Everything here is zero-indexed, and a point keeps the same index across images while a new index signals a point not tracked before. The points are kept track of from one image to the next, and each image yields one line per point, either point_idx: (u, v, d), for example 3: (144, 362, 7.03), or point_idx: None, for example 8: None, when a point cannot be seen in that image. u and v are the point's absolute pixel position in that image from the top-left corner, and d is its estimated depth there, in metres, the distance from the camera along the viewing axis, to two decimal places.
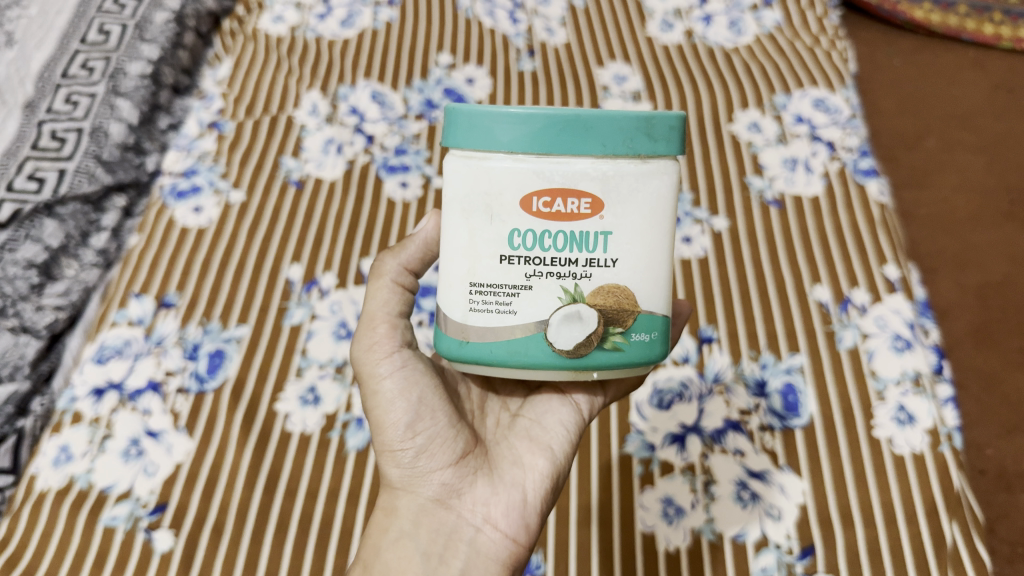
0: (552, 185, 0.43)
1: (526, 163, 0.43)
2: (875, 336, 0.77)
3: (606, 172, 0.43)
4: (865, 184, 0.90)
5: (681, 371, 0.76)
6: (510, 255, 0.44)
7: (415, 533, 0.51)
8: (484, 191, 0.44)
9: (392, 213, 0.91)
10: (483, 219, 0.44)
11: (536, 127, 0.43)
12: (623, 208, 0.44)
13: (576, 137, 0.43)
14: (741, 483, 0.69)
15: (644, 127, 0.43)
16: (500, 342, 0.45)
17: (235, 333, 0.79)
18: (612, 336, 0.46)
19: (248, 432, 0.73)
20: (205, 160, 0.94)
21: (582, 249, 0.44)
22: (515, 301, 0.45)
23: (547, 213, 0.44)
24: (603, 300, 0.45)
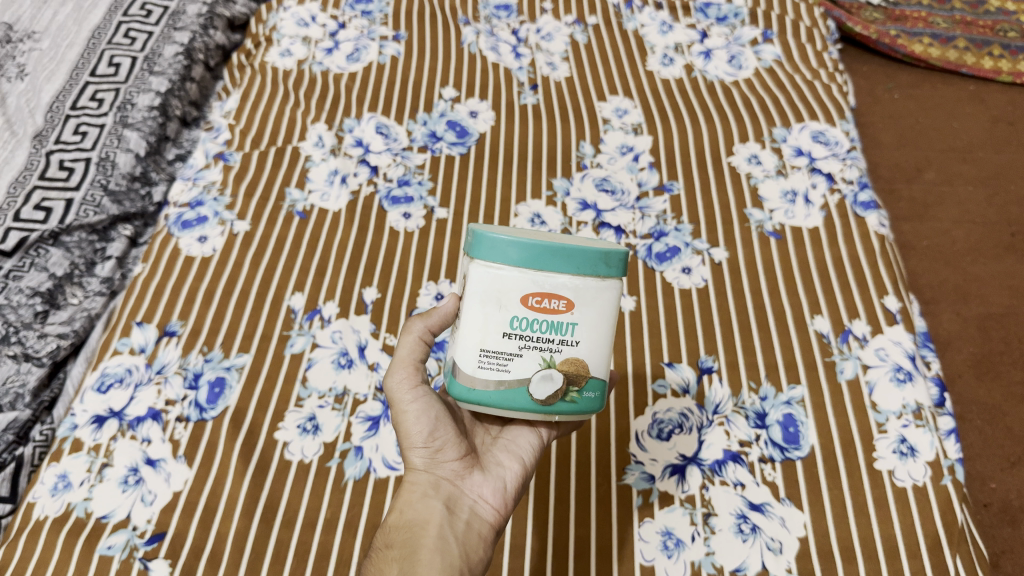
0: (543, 293, 0.51)
1: (523, 274, 0.51)
2: (876, 367, 0.77)
3: (577, 287, 0.51)
4: (865, 216, 0.90)
5: (681, 402, 0.76)
6: (508, 333, 0.51)
7: (431, 493, 0.56)
8: (491, 289, 0.51)
9: (395, 241, 0.91)
10: (493, 306, 0.51)
11: (534, 252, 0.51)
12: (588, 307, 0.52)
13: (561, 263, 0.51)
14: (741, 515, 0.68)
15: (604, 258, 0.52)
16: (492, 391, 0.53)
17: (237, 361, 0.79)
18: (570, 393, 0.53)
19: (247, 461, 0.72)
20: (210, 191, 0.95)
21: (559, 332, 0.52)
22: (511, 363, 0.52)
23: (536, 306, 0.51)
24: (566, 366, 0.52)
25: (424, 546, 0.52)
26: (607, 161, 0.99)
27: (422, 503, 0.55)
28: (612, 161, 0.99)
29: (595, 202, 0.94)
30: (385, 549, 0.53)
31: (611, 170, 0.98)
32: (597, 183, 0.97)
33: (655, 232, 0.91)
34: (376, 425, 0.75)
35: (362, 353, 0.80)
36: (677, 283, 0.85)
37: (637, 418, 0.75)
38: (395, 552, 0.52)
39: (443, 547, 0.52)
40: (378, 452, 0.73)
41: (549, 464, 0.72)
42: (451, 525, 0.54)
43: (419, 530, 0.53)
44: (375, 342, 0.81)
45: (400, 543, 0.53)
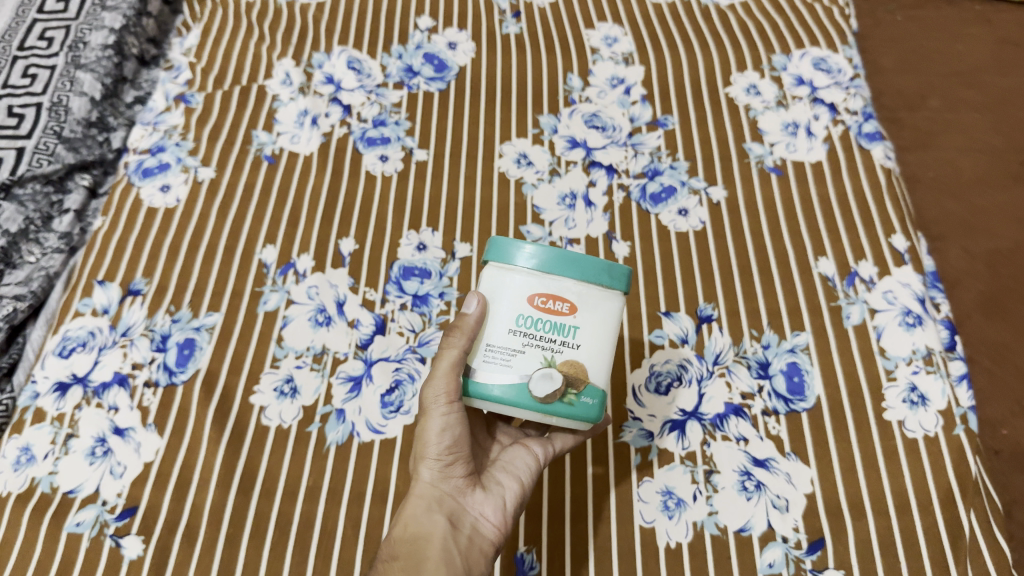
0: (549, 294, 0.52)
1: (531, 276, 0.53)
2: (884, 311, 0.73)
3: (582, 293, 0.53)
4: (870, 149, 0.85)
5: (679, 353, 0.72)
6: (513, 329, 0.52)
7: (437, 506, 0.54)
8: (503, 288, 0.53)
9: (373, 187, 0.85)
10: (501, 303, 0.53)
11: (542, 256, 0.53)
12: (591, 314, 0.53)
13: (565, 267, 0.53)
14: (745, 472, 0.65)
15: (607, 270, 0.54)
16: (495, 383, 0.52)
17: (207, 321, 0.74)
18: (569, 395, 0.53)
19: (222, 428, 0.68)
20: (171, 136, 0.89)
21: (562, 334, 0.52)
22: (514, 358, 0.52)
23: (542, 307, 0.52)
24: (566, 367, 0.52)
25: (431, 561, 0.50)
26: (596, 95, 0.93)
27: (427, 515, 0.53)
28: (601, 95, 0.93)
29: (584, 139, 0.89)
30: (389, 563, 0.51)
31: (601, 105, 0.92)
32: (586, 119, 0.91)
33: (649, 171, 0.85)
34: (358, 386, 0.70)
35: (341, 310, 0.75)
36: (673, 227, 0.81)
37: (634, 371, 0.71)
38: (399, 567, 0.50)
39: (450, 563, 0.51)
40: (361, 415, 0.69)
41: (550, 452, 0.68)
42: (454, 539, 0.53)
43: (424, 544, 0.51)
44: (354, 297, 0.76)
45: (405, 557, 0.51)
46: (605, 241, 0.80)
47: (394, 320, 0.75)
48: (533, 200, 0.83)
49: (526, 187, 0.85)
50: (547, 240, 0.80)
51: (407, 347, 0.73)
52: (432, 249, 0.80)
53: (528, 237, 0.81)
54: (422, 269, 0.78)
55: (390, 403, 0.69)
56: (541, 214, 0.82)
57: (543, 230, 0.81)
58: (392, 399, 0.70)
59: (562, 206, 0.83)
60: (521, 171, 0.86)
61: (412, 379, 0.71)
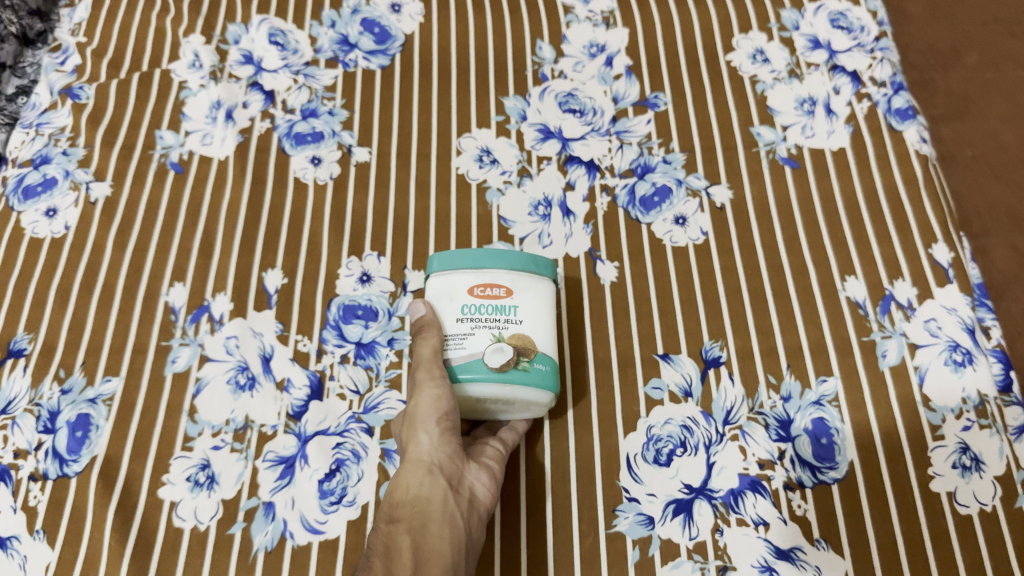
0: (485, 283, 0.55)
1: (466, 271, 0.55)
2: (926, 347, 0.60)
3: (515, 277, 0.55)
4: (901, 130, 0.71)
5: (681, 411, 0.59)
6: (460, 318, 0.54)
7: (437, 467, 0.51)
8: (444, 285, 0.56)
9: (304, 199, 0.70)
10: (445, 302, 0.55)
11: (470, 254, 0.56)
12: (527, 295, 0.55)
13: (491, 258, 0.55)
14: (766, 567, 0.54)
15: (531, 259, 0.56)
16: (453, 365, 0.53)
17: (104, 389, 0.61)
18: (522, 362, 0.53)
19: (124, 535, 0.55)
20: (57, 142, 0.73)
21: (504, 314, 0.54)
22: (466, 341, 0.54)
23: (481, 295, 0.55)
24: (514, 340, 0.54)
25: (438, 525, 0.49)
26: (572, 68, 0.77)
27: (428, 476, 0.51)
28: (579, 68, 0.77)
29: (558, 127, 0.74)
30: (391, 525, 0.50)
31: (579, 81, 0.76)
32: (560, 100, 0.75)
33: (638, 167, 0.71)
34: (291, 470, 0.58)
35: (268, 368, 0.62)
36: (669, 240, 0.67)
37: (627, 437, 0.58)
38: (405, 528, 0.49)
39: (456, 527, 0.49)
40: (295, 509, 0.56)
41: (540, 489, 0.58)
42: (456, 497, 0.51)
43: (429, 505, 0.50)
44: (284, 349, 0.62)
45: (410, 518, 0.49)
46: (588, 261, 0.66)
47: (334, 378, 0.61)
48: (500, 211, 0.69)
49: (490, 192, 0.70)
50: None
51: (350, 414, 0.60)
52: (378, 280, 0.66)
53: None
54: (367, 308, 0.64)
55: (330, 493, 0.57)
56: (509, 228, 0.68)
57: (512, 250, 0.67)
58: (332, 487, 0.57)
59: (534, 216, 0.69)
60: (484, 172, 0.71)
61: (356, 458, 0.58)
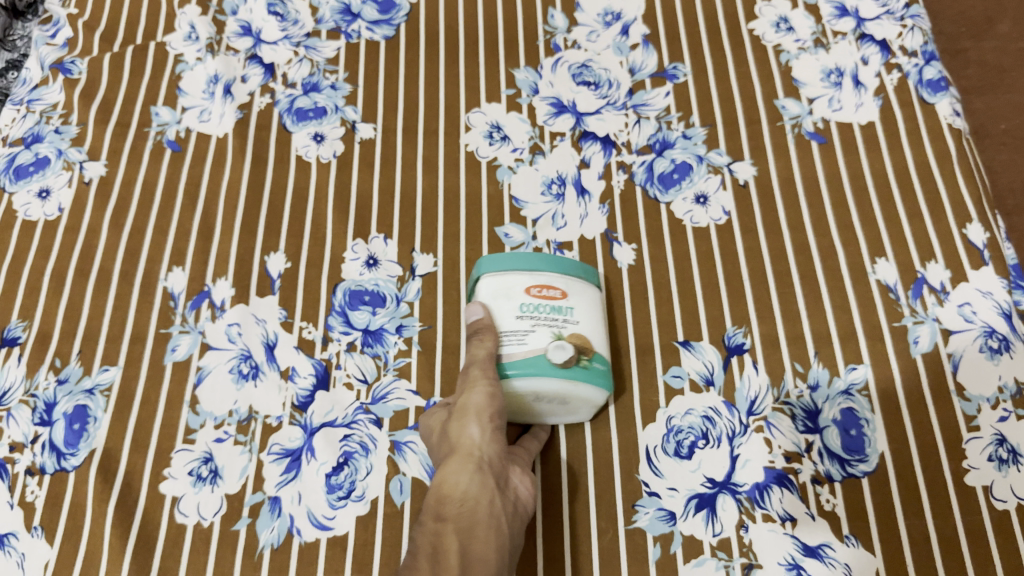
0: (541, 283, 0.54)
1: (521, 272, 0.54)
2: (961, 333, 0.57)
3: (568, 280, 0.55)
4: (933, 102, 0.67)
5: (703, 401, 0.57)
6: (518, 316, 0.53)
7: (484, 466, 0.50)
8: (497, 285, 0.54)
9: (307, 178, 0.67)
10: (500, 301, 0.54)
11: (524, 257, 0.55)
12: (580, 299, 0.55)
13: (545, 263, 0.55)
14: (794, 565, 0.51)
15: (582, 267, 0.56)
16: (513, 362, 0.52)
17: (101, 379, 0.58)
18: (582, 360, 0.52)
19: (125, 532, 0.53)
20: (49, 120, 0.70)
21: (561, 314, 0.53)
22: (527, 339, 0.52)
23: (538, 295, 0.54)
24: (574, 338, 0.52)
25: (486, 528, 0.48)
26: (586, 37, 0.74)
27: (477, 474, 0.50)
28: (593, 38, 0.74)
29: (572, 101, 0.70)
30: (439, 523, 0.49)
31: (593, 51, 0.73)
32: (574, 72, 0.72)
33: (656, 143, 0.67)
34: (297, 463, 0.55)
35: (272, 356, 0.59)
36: (689, 220, 0.64)
37: (647, 428, 0.56)
38: (453, 527, 0.48)
39: (503, 528, 0.49)
40: (301, 504, 0.54)
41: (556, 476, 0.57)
42: (504, 496, 0.50)
43: (478, 504, 0.49)
44: (288, 336, 0.60)
45: (459, 518, 0.49)
46: (604, 243, 0.63)
47: (340, 367, 0.59)
48: (511, 189, 0.66)
49: (501, 170, 0.67)
50: (531, 245, 0.64)
51: (358, 405, 0.57)
52: (385, 263, 0.63)
53: (506, 242, 0.64)
54: (373, 294, 0.62)
55: (338, 487, 0.54)
56: (522, 208, 0.65)
57: (525, 232, 0.64)
58: (339, 482, 0.55)
59: (547, 195, 0.66)
60: (494, 148, 0.68)
61: (365, 450, 0.56)
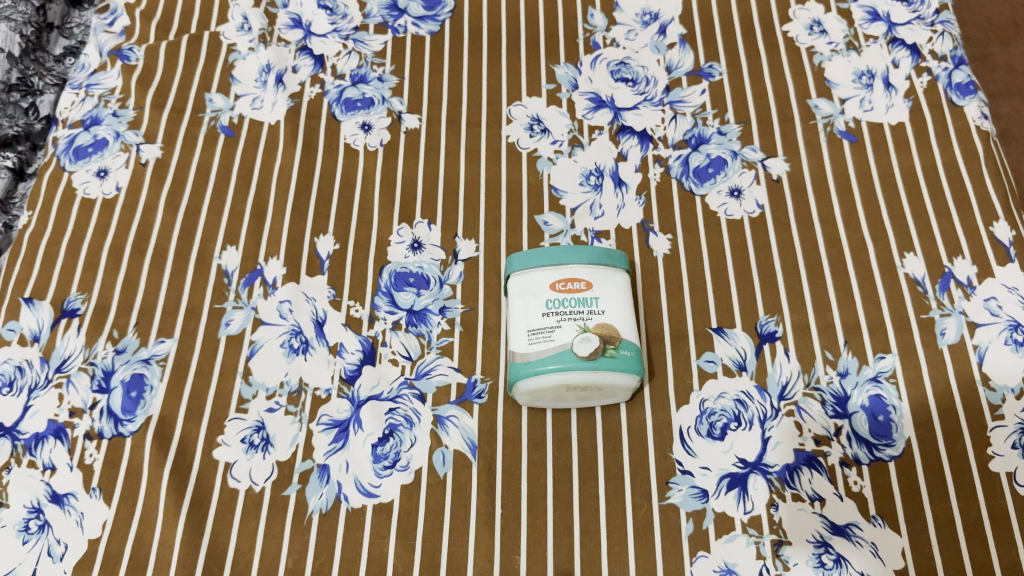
0: (565, 279, 0.56)
1: (547, 268, 0.56)
2: (987, 326, 0.59)
3: (592, 271, 0.57)
4: (962, 105, 0.69)
5: (736, 385, 0.59)
6: (545, 312, 0.55)
7: None
8: (526, 283, 0.57)
9: (355, 165, 0.70)
10: (528, 298, 0.56)
11: (548, 253, 0.57)
12: (606, 287, 0.56)
13: (568, 256, 0.56)
14: (822, 543, 0.53)
15: (606, 254, 0.57)
16: (541, 356, 0.54)
17: (158, 350, 0.61)
18: (608, 349, 0.54)
19: (180, 495, 0.56)
20: (108, 103, 0.73)
21: (586, 305, 0.55)
22: (554, 334, 0.54)
23: (563, 289, 0.56)
24: (600, 329, 0.54)
25: None
26: (625, 36, 0.76)
27: None
28: (631, 37, 0.76)
29: (611, 96, 0.73)
30: None
31: (632, 49, 0.75)
32: (612, 69, 0.74)
33: (692, 138, 0.70)
34: (344, 434, 0.58)
35: (321, 332, 0.62)
36: (723, 213, 0.66)
37: (681, 410, 0.58)
38: None
39: None
40: (349, 473, 0.56)
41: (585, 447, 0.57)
42: None
43: None
44: (336, 314, 0.62)
45: None
46: (640, 233, 0.65)
47: (386, 344, 0.61)
48: (551, 180, 0.68)
49: (541, 161, 0.69)
50: (569, 233, 0.66)
51: (402, 380, 0.60)
52: (429, 247, 0.65)
53: (545, 229, 0.66)
54: (418, 276, 0.64)
55: (384, 457, 0.57)
56: (561, 198, 0.67)
57: (564, 221, 0.66)
58: (385, 452, 0.57)
59: (586, 186, 0.68)
60: (535, 141, 0.71)
61: (409, 424, 0.58)
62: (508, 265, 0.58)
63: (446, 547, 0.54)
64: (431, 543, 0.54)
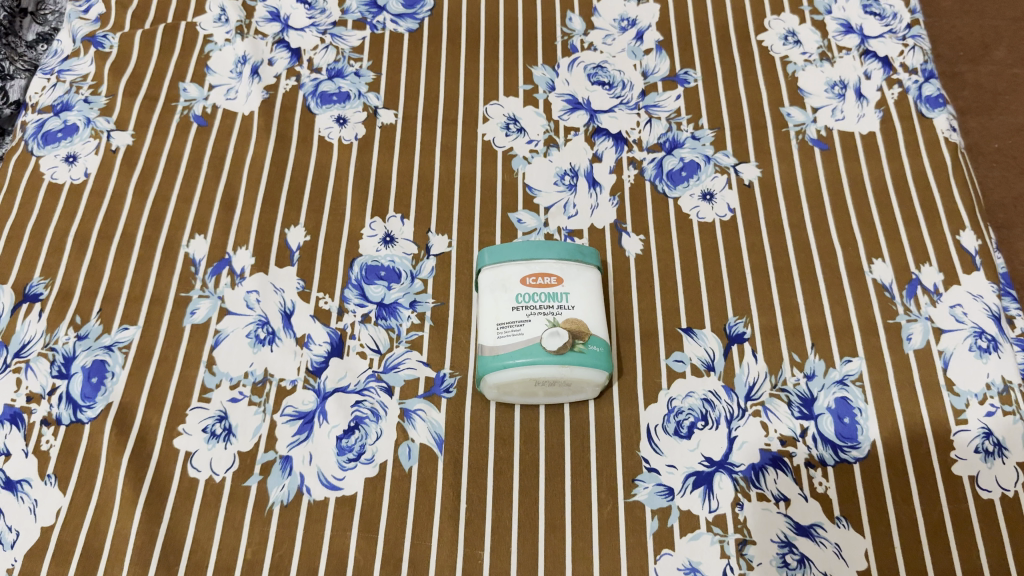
0: (536, 273, 0.56)
1: (518, 263, 0.56)
2: (952, 332, 0.60)
3: (563, 266, 0.56)
4: (931, 117, 0.70)
5: (704, 384, 0.59)
6: (515, 305, 0.55)
7: None
8: (497, 277, 0.56)
9: (328, 158, 0.69)
10: (499, 292, 0.56)
11: (519, 247, 0.57)
12: (577, 283, 0.56)
13: (539, 251, 0.56)
14: (786, 542, 0.53)
15: (577, 250, 0.57)
16: (511, 349, 0.53)
17: (121, 337, 0.60)
18: (577, 344, 0.54)
19: (138, 484, 0.55)
20: (79, 89, 0.72)
21: (557, 300, 0.55)
22: (523, 327, 0.54)
23: (534, 284, 0.55)
24: (569, 324, 0.54)
25: None
26: (602, 40, 0.77)
27: None
28: (609, 41, 0.77)
29: (587, 98, 0.73)
30: None
31: (609, 53, 0.76)
32: (590, 72, 0.75)
33: (666, 142, 0.70)
34: (309, 425, 0.57)
35: (289, 323, 0.61)
36: (696, 215, 0.66)
37: (648, 408, 0.58)
38: None
39: None
40: (312, 464, 0.55)
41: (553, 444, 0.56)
42: None
43: None
44: (304, 305, 0.62)
45: None
46: (613, 233, 0.66)
47: (354, 337, 0.60)
48: (525, 178, 0.68)
49: (516, 160, 0.70)
50: (542, 232, 0.66)
51: (370, 372, 0.59)
52: (401, 241, 0.65)
53: (518, 227, 0.66)
54: (389, 269, 0.64)
55: (348, 450, 0.56)
56: (535, 197, 0.67)
57: (537, 219, 0.66)
58: (350, 444, 0.56)
59: (560, 185, 0.68)
60: (510, 139, 0.71)
61: (375, 416, 0.57)
62: (479, 260, 0.58)
63: (408, 540, 0.53)
64: (393, 537, 0.53)
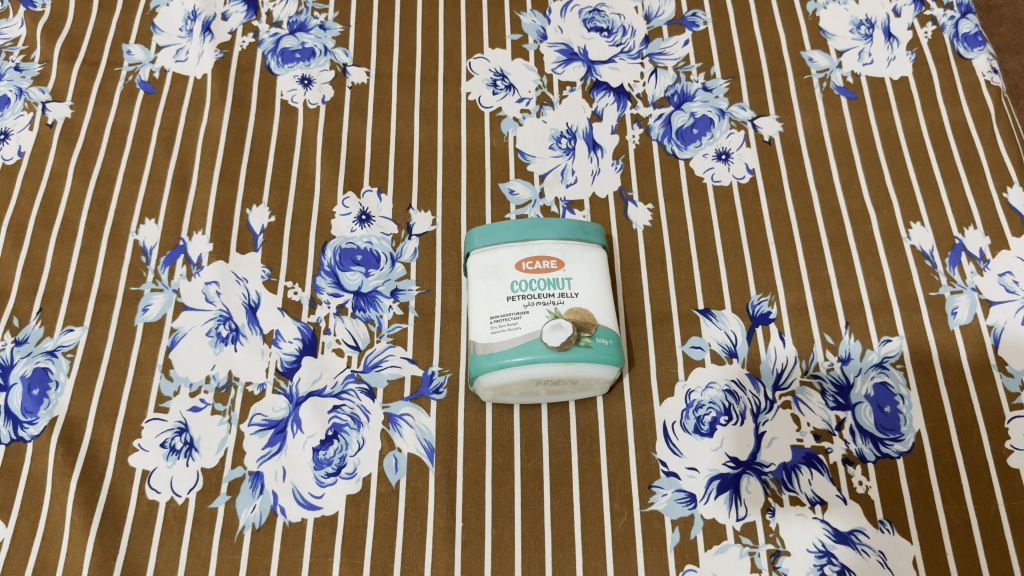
0: (533, 256, 0.49)
1: (512, 246, 0.49)
2: (1002, 304, 0.53)
3: (564, 247, 0.49)
4: (969, 58, 0.62)
5: (725, 373, 0.52)
6: (510, 296, 0.48)
7: None
8: (488, 262, 0.49)
9: (293, 126, 0.61)
10: (490, 279, 0.48)
11: (513, 227, 0.50)
12: (580, 267, 0.49)
13: (535, 231, 0.49)
14: (824, 552, 0.47)
15: (578, 227, 0.50)
16: (506, 348, 0.47)
17: (65, 340, 0.53)
18: (583, 338, 0.47)
19: (89, 509, 0.48)
20: (9, 56, 0.64)
21: (557, 288, 0.48)
22: (520, 321, 0.47)
23: (531, 270, 0.48)
24: (573, 315, 0.47)
25: None
26: None
27: None
28: None
29: (584, 47, 0.65)
30: None
31: None
32: (585, 17, 0.66)
33: (674, 95, 0.62)
34: (281, 436, 0.50)
35: (254, 318, 0.54)
36: (710, 178, 0.59)
37: (664, 403, 0.51)
38: None
39: None
40: (286, 481, 0.49)
41: (558, 450, 0.50)
42: None
43: None
44: (271, 297, 0.55)
45: None
46: (617, 202, 0.58)
47: (329, 332, 0.53)
48: (517, 142, 0.61)
49: (505, 122, 0.62)
50: (538, 204, 0.58)
51: (348, 372, 0.52)
52: (379, 220, 0.58)
53: (511, 199, 0.58)
54: (366, 253, 0.56)
55: (327, 463, 0.49)
56: (528, 163, 0.60)
57: (532, 189, 0.59)
58: (328, 457, 0.50)
59: (556, 149, 0.60)
60: (498, 98, 0.63)
61: (356, 424, 0.51)
62: (467, 241, 0.51)
63: (398, 564, 0.47)
64: (381, 561, 0.47)
